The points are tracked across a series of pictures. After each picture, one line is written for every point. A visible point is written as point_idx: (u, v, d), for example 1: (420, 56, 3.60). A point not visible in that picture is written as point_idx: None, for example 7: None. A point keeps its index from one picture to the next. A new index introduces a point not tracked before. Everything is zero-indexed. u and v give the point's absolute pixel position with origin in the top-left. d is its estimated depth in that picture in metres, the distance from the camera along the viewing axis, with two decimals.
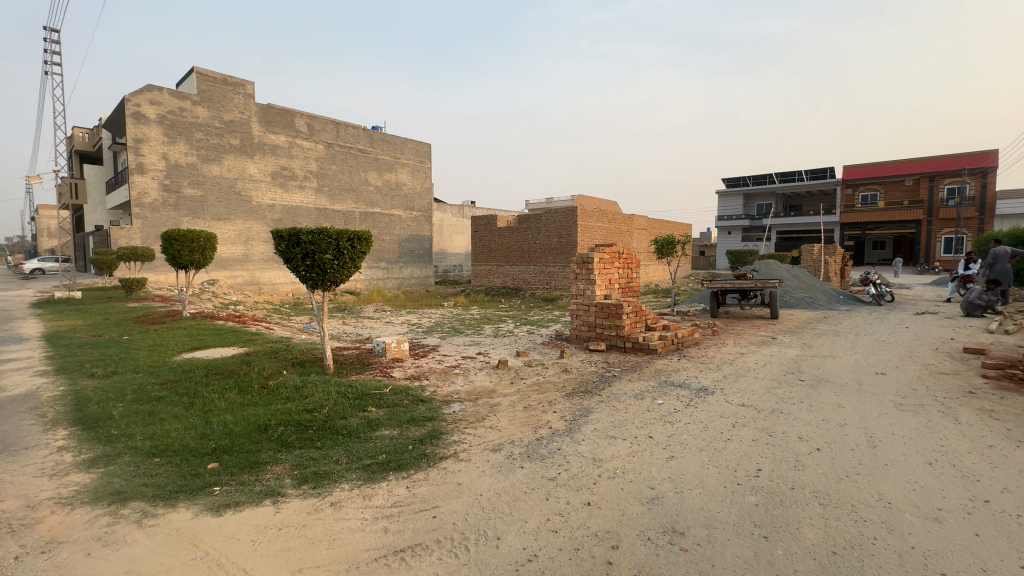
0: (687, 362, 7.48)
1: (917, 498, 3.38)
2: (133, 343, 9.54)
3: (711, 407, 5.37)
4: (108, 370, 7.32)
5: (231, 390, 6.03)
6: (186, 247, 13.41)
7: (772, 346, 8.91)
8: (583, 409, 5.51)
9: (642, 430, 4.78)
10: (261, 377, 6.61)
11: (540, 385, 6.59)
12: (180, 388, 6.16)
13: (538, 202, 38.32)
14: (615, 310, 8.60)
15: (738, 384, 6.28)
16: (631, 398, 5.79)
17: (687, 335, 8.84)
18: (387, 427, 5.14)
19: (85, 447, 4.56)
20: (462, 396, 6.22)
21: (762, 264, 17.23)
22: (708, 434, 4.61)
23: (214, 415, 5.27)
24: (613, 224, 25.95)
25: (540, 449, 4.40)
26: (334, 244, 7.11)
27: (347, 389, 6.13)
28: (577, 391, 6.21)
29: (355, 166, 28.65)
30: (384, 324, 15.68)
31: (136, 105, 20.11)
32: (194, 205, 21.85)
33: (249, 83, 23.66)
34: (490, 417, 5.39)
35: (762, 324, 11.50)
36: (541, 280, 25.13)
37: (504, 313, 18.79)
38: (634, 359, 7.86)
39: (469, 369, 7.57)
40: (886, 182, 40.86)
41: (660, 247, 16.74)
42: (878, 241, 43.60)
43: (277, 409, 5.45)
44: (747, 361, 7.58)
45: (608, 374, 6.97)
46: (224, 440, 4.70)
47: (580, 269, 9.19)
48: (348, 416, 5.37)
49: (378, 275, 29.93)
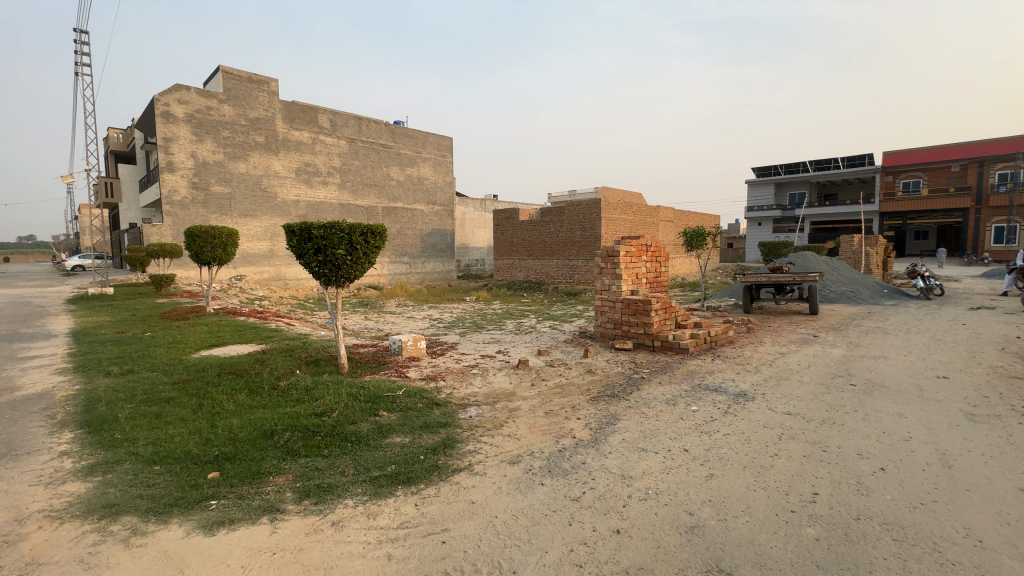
0: (722, 363, 6.91)
1: (1015, 536, 2.83)
2: (154, 341, 9.52)
3: (753, 415, 4.86)
4: (124, 368, 7.24)
5: (240, 392, 5.82)
6: (209, 244, 13.43)
7: (815, 345, 8.24)
8: (609, 415, 5.05)
9: (676, 442, 4.31)
10: (272, 377, 6.38)
11: (562, 387, 6.17)
12: (191, 388, 5.98)
13: (562, 196, 37.68)
14: (643, 307, 8.09)
15: (781, 388, 5.71)
16: (662, 404, 5.30)
17: (721, 333, 8.25)
18: (398, 434, 4.81)
19: (86, 452, 4.39)
20: (479, 399, 5.85)
21: (799, 256, 16.30)
22: (751, 448, 4.12)
23: (220, 419, 5.04)
24: (639, 216, 25.17)
25: (562, 463, 3.99)
26: (347, 238, 6.81)
27: (359, 391, 5.84)
28: (602, 395, 5.76)
29: (377, 162, 28.59)
30: (405, 320, 15.48)
31: (165, 105, 20.40)
32: (221, 202, 22.15)
33: (273, 81, 23.74)
34: (509, 424, 5.00)
35: (802, 321, 10.76)
36: (564, 274, 24.58)
37: (526, 308, 18.38)
38: (664, 359, 7.35)
39: (488, 369, 7.19)
40: (930, 168, 38.59)
41: (689, 239, 16.03)
42: (920, 231, 41.30)
43: (285, 412, 5.20)
44: (789, 362, 6.96)
45: (636, 375, 6.48)
46: (228, 447, 4.46)
47: (604, 262, 8.70)
48: (358, 421, 5.07)
49: (401, 269, 29.90)
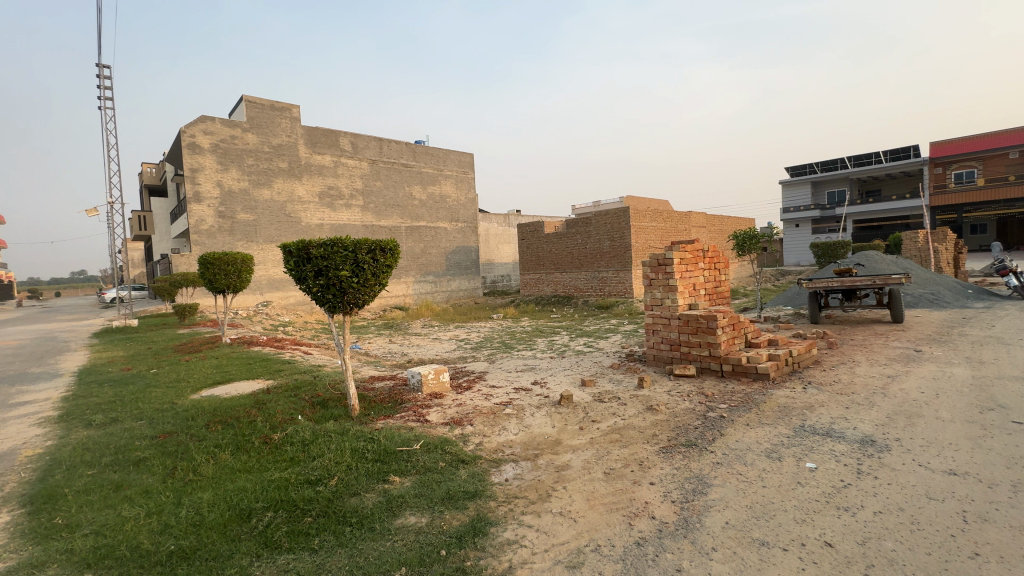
0: (820, 395, 5.44)
1: None
2: (157, 379, 8.69)
3: (901, 478, 3.48)
4: (109, 418, 6.29)
5: (224, 449, 4.76)
6: (221, 270, 12.78)
7: (926, 364, 6.64)
8: (695, 480, 3.70)
9: (808, 528, 2.97)
10: (266, 428, 5.28)
11: (620, 433, 4.87)
12: (170, 446, 4.96)
13: (587, 207, 36.54)
14: (706, 324, 6.72)
15: (919, 431, 4.27)
16: (764, 460, 3.94)
17: (805, 353, 6.78)
18: (412, 510, 3.63)
19: (11, 548, 3.35)
20: (517, 453, 4.61)
21: (863, 257, 14.48)
22: (929, 540, 2.77)
23: (190, 492, 3.96)
24: (672, 222, 23.63)
25: (648, 572, 2.70)
26: (352, 256, 5.77)
27: (366, 445, 4.68)
28: (676, 445, 4.42)
29: (400, 181, 28.01)
30: (431, 342, 14.41)
31: (192, 136, 20.24)
32: (247, 229, 21.88)
33: (294, 107, 23.53)
34: (558, 494, 3.72)
35: (889, 332, 9.13)
36: (595, 287, 23.15)
37: (558, 324, 17.09)
38: (742, 389, 5.92)
39: (524, 408, 5.91)
40: (985, 156, 35.65)
41: (740, 243, 14.52)
42: (977, 224, 38.03)
43: (271, 480, 4.08)
44: (909, 391, 5.42)
45: (712, 415, 5.09)
46: (188, 538, 3.35)
47: (654, 272, 7.40)
48: (362, 491, 3.91)
49: (426, 288, 29.03)
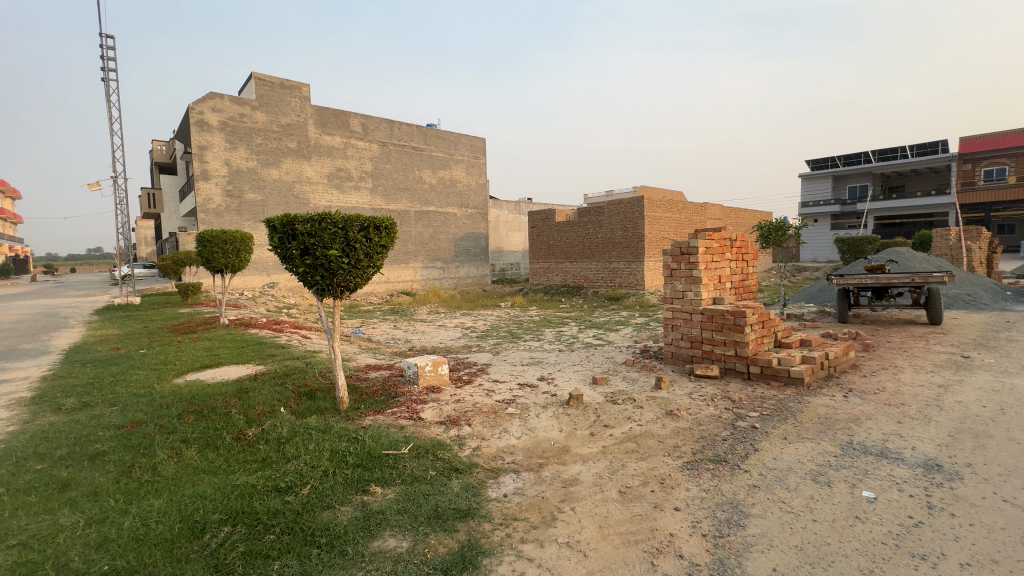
0: (865, 406, 4.79)
1: None
2: (145, 361, 8.24)
3: (984, 517, 2.85)
4: (82, 402, 5.82)
5: (191, 445, 4.25)
6: (220, 249, 12.33)
7: (978, 372, 5.95)
8: (728, 508, 3.11)
9: None
10: (241, 422, 4.76)
11: (636, 442, 4.28)
12: (134, 439, 4.46)
13: (600, 196, 35.63)
14: (733, 321, 6.06)
15: (993, 456, 3.63)
16: (810, 485, 3.32)
17: (841, 356, 6.11)
18: (392, 531, 3.07)
19: None
20: (518, 461, 4.04)
21: (894, 254, 13.64)
22: None
23: (140, 499, 3.43)
24: (688, 213, 22.75)
25: None
26: (342, 235, 5.19)
27: (348, 446, 4.14)
28: (702, 460, 3.82)
29: (410, 164, 27.34)
30: (435, 329, 13.89)
31: (200, 113, 19.74)
32: (254, 209, 21.41)
33: (305, 86, 22.89)
34: (565, 517, 3.15)
35: (929, 335, 8.41)
36: (605, 277, 22.42)
37: (566, 314, 16.46)
38: (773, 395, 5.28)
39: (528, 407, 5.34)
40: (1018, 153, 34.10)
41: (765, 234, 13.67)
42: (1004, 224, 36.26)
43: (235, 486, 3.55)
44: (968, 404, 4.76)
45: (741, 425, 4.48)
46: (125, 557, 2.83)
47: (676, 262, 6.75)
48: (336, 504, 3.37)
49: (434, 275, 28.47)
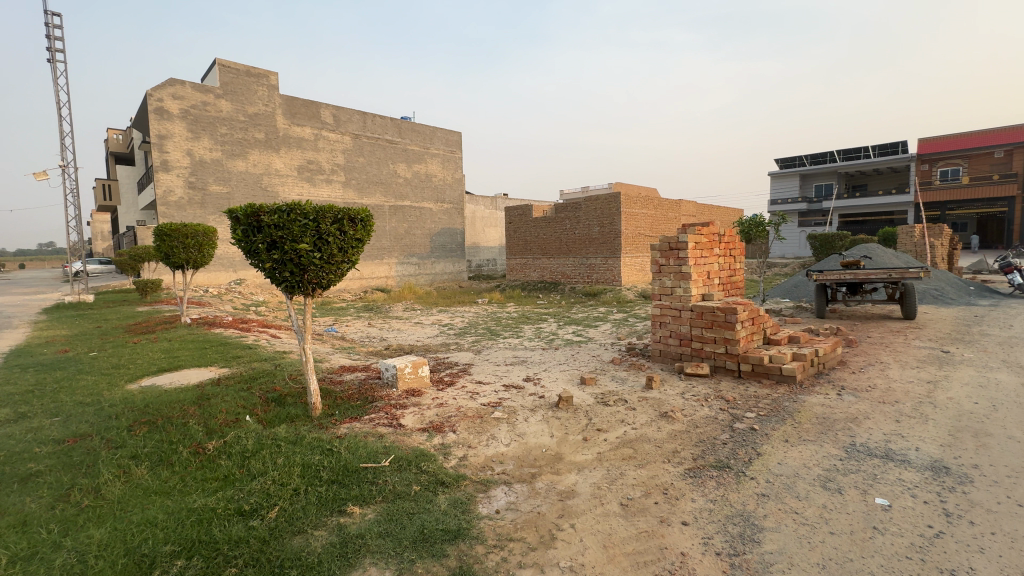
0: (861, 405, 4.69)
1: None
2: (95, 365, 7.57)
3: (1005, 525, 2.71)
4: (18, 413, 5.21)
5: (142, 463, 3.79)
6: (180, 244, 11.56)
7: (961, 368, 5.98)
8: (740, 521, 2.89)
9: None
10: (199, 434, 4.29)
11: (633, 447, 4.04)
12: (74, 456, 3.95)
13: (576, 193, 35.59)
14: (724, 318, 5.89)
15: (998, 456, 3.53)
16: (820, 492, 3.15)
17: (830, 352, 6.05)
18: (373, 559, 2.73)
19: None
20: (509, 471, 3.75)
21: (865, 249, 13.91)
22: None
23: (77, 530, 2.97)
24: (665, 210, 22.85)
25: None
26: (313, 227, 4.77)
27: (322, 460, 3.76)
28: (704, 467, 3.60)
29: (383, 158, 26.60)
30: (412, 327, 13.43)
31: (159, 100, 18.60)
32: (219, 202, 20.34)
33: (272, 74, 21.88)
34: (566, 536, 2.87)
35: (906, 330, 8.51)
36: (583, 273, 22.33)
37: (546, 311, 16.23)
38: (767, 394, 5.13)
39: (516, 410, 5.05)
40: (971, 155, 35.84)
41: (744, 230, 13.73)
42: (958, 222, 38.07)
43: (192, 510, 3.13)
44: (960, 401, 4.72)
45: (740, 427, 4.30)
46: None
47: (665, 257, 6.56)
48: (308, 528, 3.00)
49: (409, 271, 27.82)
